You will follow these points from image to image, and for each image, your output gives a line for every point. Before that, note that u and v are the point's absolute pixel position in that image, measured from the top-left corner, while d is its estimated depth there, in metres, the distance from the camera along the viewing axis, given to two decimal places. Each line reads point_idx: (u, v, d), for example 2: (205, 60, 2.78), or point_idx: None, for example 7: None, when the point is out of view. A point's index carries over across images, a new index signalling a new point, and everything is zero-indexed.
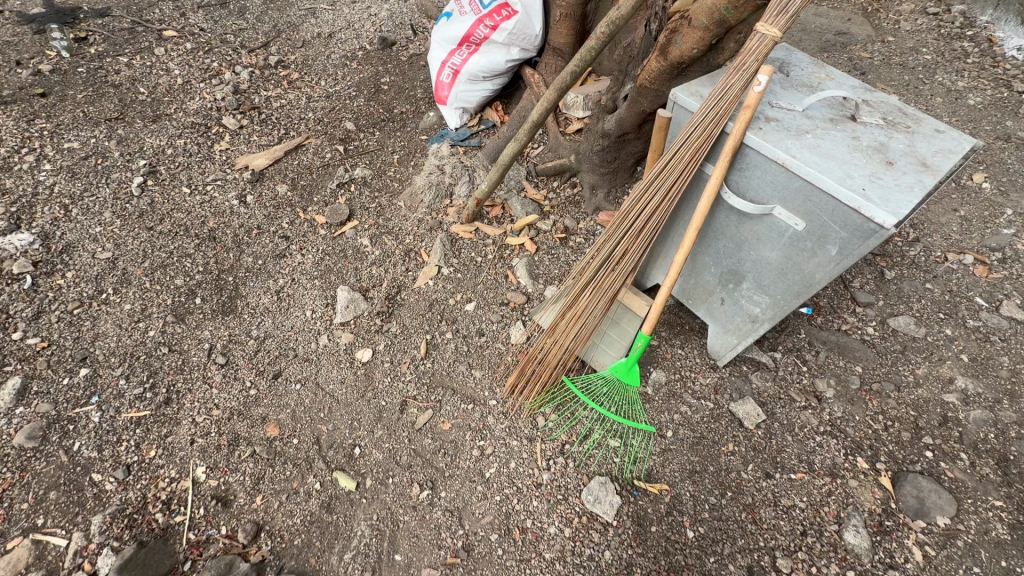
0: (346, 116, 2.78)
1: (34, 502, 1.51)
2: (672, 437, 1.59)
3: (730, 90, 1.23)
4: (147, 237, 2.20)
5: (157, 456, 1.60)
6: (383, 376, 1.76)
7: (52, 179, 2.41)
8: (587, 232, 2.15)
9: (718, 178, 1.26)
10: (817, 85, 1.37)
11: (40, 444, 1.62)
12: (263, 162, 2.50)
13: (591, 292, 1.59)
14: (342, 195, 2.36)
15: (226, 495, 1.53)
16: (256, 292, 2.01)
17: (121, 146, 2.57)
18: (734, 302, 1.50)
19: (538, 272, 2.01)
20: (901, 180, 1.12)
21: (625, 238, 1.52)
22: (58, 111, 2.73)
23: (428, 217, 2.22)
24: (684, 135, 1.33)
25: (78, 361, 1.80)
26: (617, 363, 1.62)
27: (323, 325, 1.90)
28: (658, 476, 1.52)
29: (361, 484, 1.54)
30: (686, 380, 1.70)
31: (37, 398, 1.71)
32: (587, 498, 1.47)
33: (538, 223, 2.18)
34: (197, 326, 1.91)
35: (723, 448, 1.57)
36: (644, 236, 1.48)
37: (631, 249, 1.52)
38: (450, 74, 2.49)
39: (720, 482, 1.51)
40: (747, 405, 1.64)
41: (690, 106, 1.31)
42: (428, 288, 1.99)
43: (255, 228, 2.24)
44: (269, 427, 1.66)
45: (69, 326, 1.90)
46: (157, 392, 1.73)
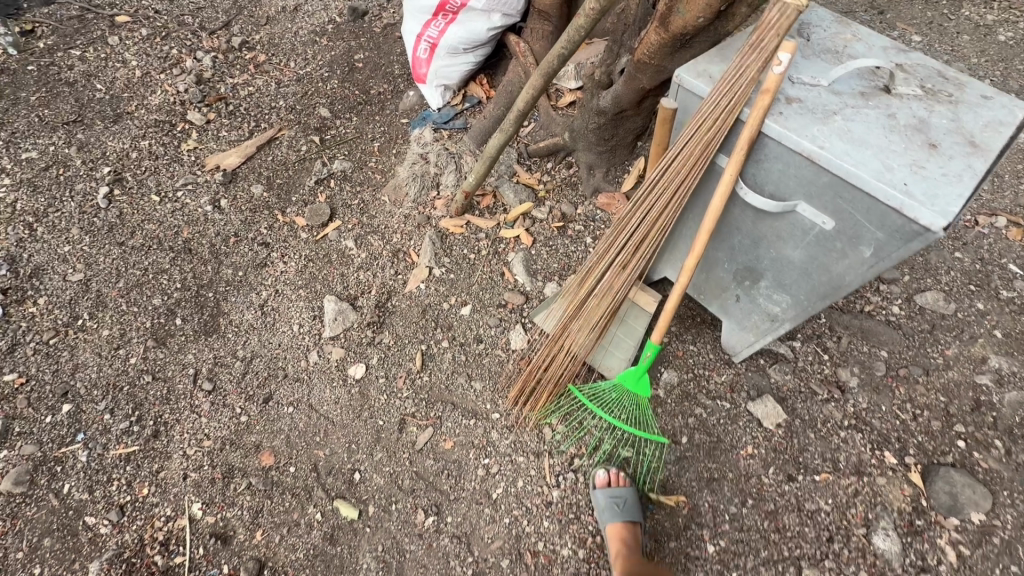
0: (319, 101, 2.57)
1: (28, 551, 1.47)
2: (687, 443, 1.49)
3: (748, 71, 1.05)
4: (119, 253, 2.07)
5: (151, 494, 1.54)
6: (378, 394, 1.66)
7: (12, 195, 2.26)
8: (587, 218, 2.00)
9: (732, 176, 1.11)
10: (842, 50, 1.19)
11: (29, 488, 1.56)
12: (235, 161, 2.33)
13: (595, 297, 1.48)
14: (321, 192, 2.20)
15: (225, 532, 1.47)
16: (238, 308, 1.89)
17: (82, 153, 2.40)
18: (750, 299, 1.37)
19: (536, 268, 1.87)
20: (947, 166, 0.96)
21: (631, 239, 1.38)
22: (11, 118, 2.54)
23: (414, 212, 2.06)
24: (694, 123, 1.16)
25: (59, 397, 1.71)
26: (626, 371, 1.51)
27: (311, 340, 1.79)
28: (674, 487, 1.44)
29: (363, 512, 1.47)
30: (700, 379, 1.59)
31: (20, 439, 1.64)
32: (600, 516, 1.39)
33: (533, 210, 2.03)
34: (179, 350, 1.80)
35: (742, 452, 1.48)
36: (652, 238, 1.34)
37: (638, 251, 1.39)
38: (427, 48, 2.26)
39: (741, 489, 1.43)
40: (767, 403, 1.54)
41: (698, 90, 1.13)
42: (420, 292, 1.87)
43: (233, 236, 2.10)
44: (264, 456, 1.59)
45: (45, 358, 1.80)
46: (144, 425, 1.65)
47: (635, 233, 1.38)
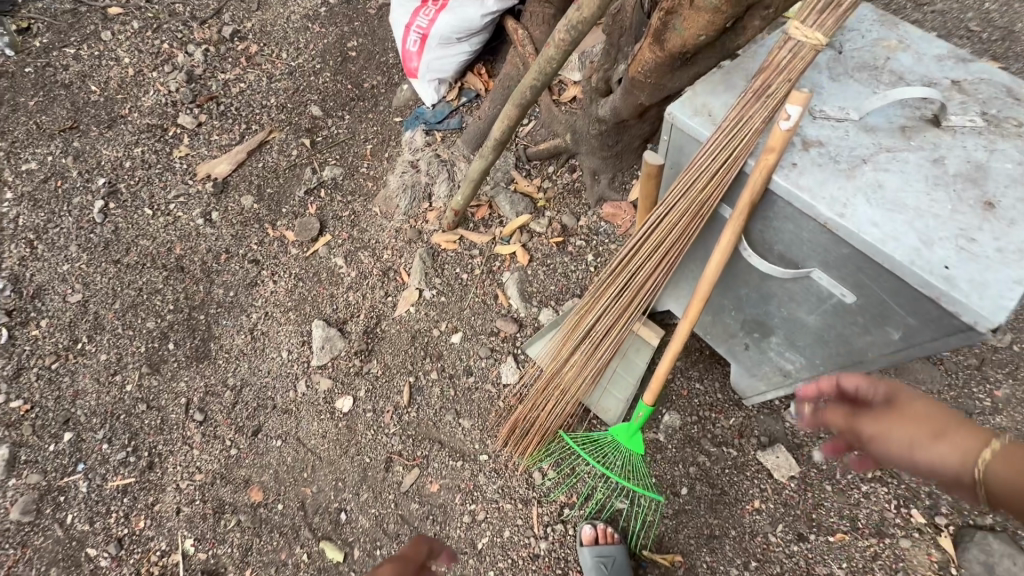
0: (311, 97, 2.43)
1: None
2: (687, 495, 1.38)
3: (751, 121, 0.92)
4: (115, 272, 2.05)
5: (146, 528, 1.56)
6: (366, 429, 1.61)
7: (15, 210, 2.27)
8: (589, 231, 1.83)
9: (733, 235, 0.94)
10: (882, 64, 0.96)
11: (36, 517, 1.61)
12: (226, 169, 2.25)
13: (586, 344, 1.34)
14: (311, 203, 2.10)
15: (217, 569, 1.49)
16: (229, 332, 1.86)
17: (79, 163, 2.37)
18: (760, 350, 1.21)
19: (531, 290, 1.74)
20: (1006, 236, 0.77)
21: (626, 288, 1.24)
22: (12, 126, 2.52)
23: (405, 226, 1.94)
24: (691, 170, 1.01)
25: (61, 425, 1.75)
26: (618, 426, 1.39)
27: (300, 368, 1.75)
28: (670, 544, 1.34)
29: (348, 555, 1.46)
30: (705, 423, 1.46)
31: (27, 467, 1.68)
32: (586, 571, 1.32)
33: (531, 223, 1.87)
34: (172, 377, 1.79)
35: (747, 507, 1.36)
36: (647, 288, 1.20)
37: (631, 300, 1.24)
38: (417, 40, 2.07)
39: (744, 549, 1.32)
40: (779, 453, 1.39)
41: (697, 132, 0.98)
42: (409, 316, 1.77)
43: (224, 251, 2.05)
44: (253, 491, 1.58)
45: (47, 384, 1.83)
46: (140, 456, 1.67)
47: (630, 282, 1.23)
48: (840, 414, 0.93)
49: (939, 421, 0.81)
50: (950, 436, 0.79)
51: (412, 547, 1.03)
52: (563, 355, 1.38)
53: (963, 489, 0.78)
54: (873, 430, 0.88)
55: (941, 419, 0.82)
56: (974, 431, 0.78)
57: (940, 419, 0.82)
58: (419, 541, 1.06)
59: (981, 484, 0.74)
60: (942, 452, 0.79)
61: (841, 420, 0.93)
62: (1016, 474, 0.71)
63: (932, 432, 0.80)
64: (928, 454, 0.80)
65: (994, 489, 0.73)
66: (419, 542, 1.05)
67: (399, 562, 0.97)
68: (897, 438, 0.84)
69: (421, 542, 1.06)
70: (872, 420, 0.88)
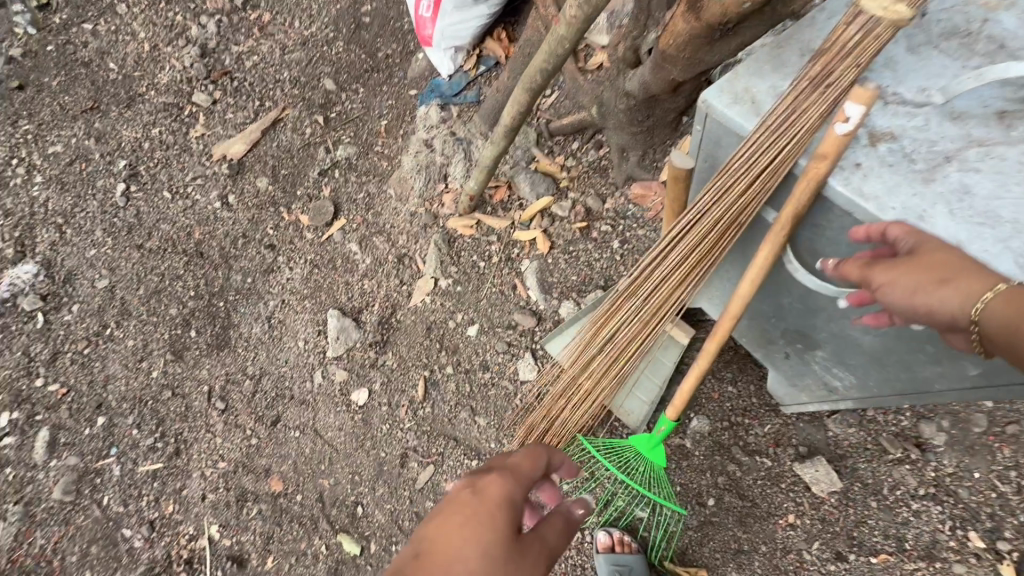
0: (324, 70, 2.31)
1: (80, 556, 1.62)
2: (714, 506, 1.30)
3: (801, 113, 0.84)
4: (138, 257, 2.07)
5: (175, 512, 1.61)
6: (381, 423, 1.59)
7: (45, 194, 2.31)
8: (616, 214, 1.69)
9: (779, 239, 0.86)
10: (977, 29, 0.82)
11: (76, 497, 1.70)
12: (240, 149, 2.19)
13: (604, 354, 1.22)
14: (325, 184, 2.03)
15: (241, 555, 1.53)
16: (248, 320, 1.85)
17: (101, 144, 2.37)
18: (801, 361, 1.10)
19: (551, 280, 1.64)
20: None
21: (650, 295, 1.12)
22: (37, 107, 2.54)
23: (420, 210, 1.85)
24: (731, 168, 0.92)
25: (95, 409, 1.81)
26: (638, 434, 1.27)
27: (316, 359, 1.72)
28: (694, 557, 1.29)
29: (366, 548, 1.47)
30: (737, 429, 1.35)
31: (66, 449, 1.76)
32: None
33: (552, 206, 1.74)
34: (195, 364, 1.81)
35: (779, 521, 1.27)
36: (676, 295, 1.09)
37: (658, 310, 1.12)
38: (429, 3, 1.91)
39: (774, 565, 1.25)
40: (818, 465, 1.28)
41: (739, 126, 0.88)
42: (424, 307, 1.71)
43: (241, 236, 2.02)
44: (273, 481, 1.60)
45: (81, 369, 1.89)
46: (167, 442, 1.71)
47: (654, 289, 1.11)
48: (854, 263, 0.78)
49: (952, 266, 0.69)
50: (960, 279, 0.69)
51: (526, 458, 0.80)
52: (578, 365, 1.26)
53: (957, 332, 0.72)
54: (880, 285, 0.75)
55: (953, 259, 0.70)
56: (986, 276, 0.68)
57: (952, 262, 0.70)
58: (538, 449, 0.82)
59: (977, 326, 0.68)
60: (947, 299, 0.69)
61: (847, 272, 0.79)
62: (1016, 316, 0.64)
63: (943, 281, 0.69)
64: (928, 306, 0.71)
65: (994, 336, 0.67)
66: (537, 455, 0.82)
67: (506, 477, 0.75)
68: (903, 289, 0.72)
69: (538, 451, 0.82)
70: (881, 268, 0.74)
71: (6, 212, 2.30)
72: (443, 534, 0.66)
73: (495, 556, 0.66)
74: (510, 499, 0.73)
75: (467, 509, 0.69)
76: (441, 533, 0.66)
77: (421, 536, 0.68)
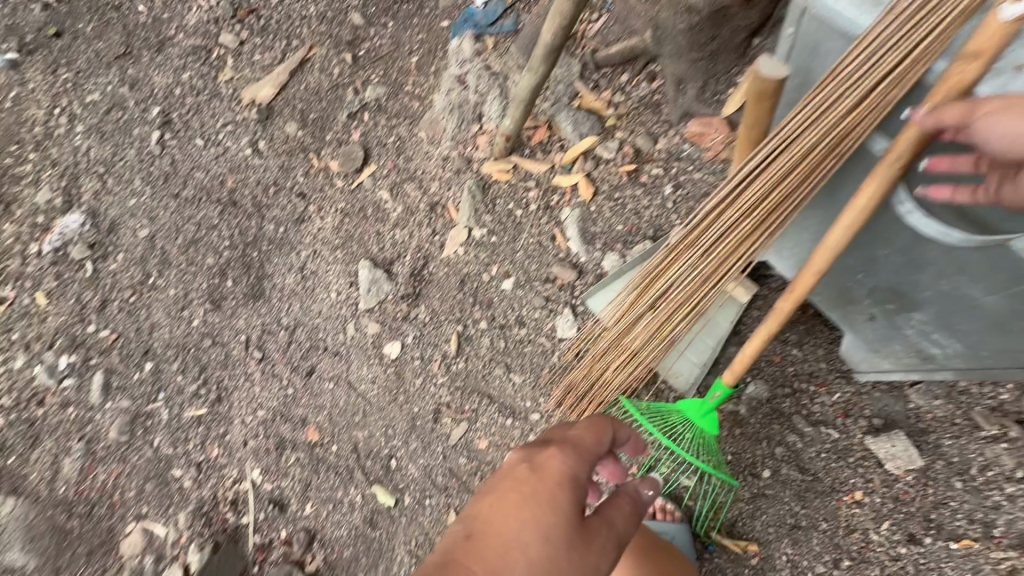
0: (352, 3, 2.15)
1: (137, 492, 1.71)
2: (769, 478, 1.19)
3: None
4: (175, 206, 2.06)
5: (220, 455, 1.66)
6: (414, 377, 1.54)
7: (86, 143, 2.32)
8: (669, 156, 1.51)
9: (898, 162, 0.78)
10: None
11: (130, 437, 1.78)
12: (269, 93, 2.10)
13: (661, 304, 1.09)
14: (355, 128, 1.92)
15: (281, 500, 1.56)
16: (281, 271, 1.82)
17: (135, 92, 2.33)
18: (895, 327, 1.03)
19: (594, 230, 1.50)
20: None
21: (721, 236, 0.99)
22: (74, 54, 2.52)
23: (453, 153, 1.72)
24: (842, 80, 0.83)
25: (142, 355, 1.86)
26: (688, 400, 1.16)
27: (348, 311, 1.68)
28: (743, 531, 1.18)
29: (399, 501, 1.46)
30: (801, 397, 1.21)
31: (118, 392, 1.83)
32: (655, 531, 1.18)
33: (597, 147, 1.57)
34: (232, 314, 1.81)
35: (844, 498, 1.15)
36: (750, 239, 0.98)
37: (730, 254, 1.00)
38: None
39: (835, 545, 1.13)
40: (895, 440, 1.14)
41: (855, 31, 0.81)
42: (458, 258, 1.61)
43: (272, 184, 1.96)
44: (310, 431, 1.60)
45: (128, 316, 1.94)
46: (210, 389, 1.74)
47: (727, 230, 0.98)
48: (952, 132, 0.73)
49: None
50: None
51: (589, 432, 0.73)
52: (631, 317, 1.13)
53: None
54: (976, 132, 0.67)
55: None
56: None
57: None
58: (599, 423, 0.74)
59: None
60: None
61: (936, 122, 0.71)
62: None
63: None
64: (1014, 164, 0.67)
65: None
66: (601, 427, 0.74)
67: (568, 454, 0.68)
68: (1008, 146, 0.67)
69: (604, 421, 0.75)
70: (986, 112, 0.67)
71: (53, 162, 2.35)
72: (500, 514, 0.61)
73: (556, 539, 0.61)
74: (575, 477, 0.67)
75: (525, 488, 0.63)
76: (496, 511, 0.62)
77: (476, 511, 0.64)
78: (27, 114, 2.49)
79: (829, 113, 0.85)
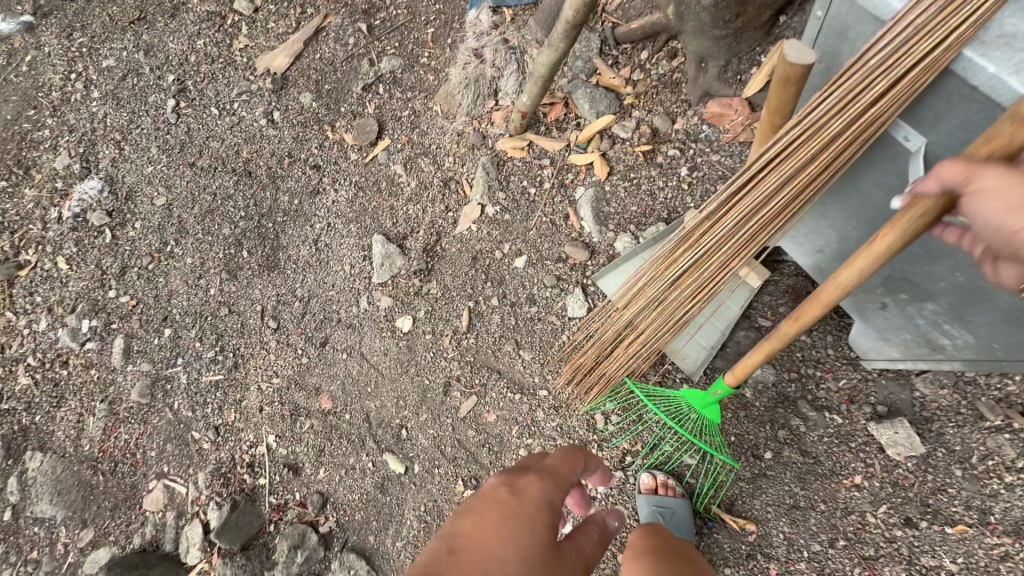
0: None
1: (158, 452, 1.78)
2: (771, 460, 1.21)
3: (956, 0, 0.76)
4: (191, 175, 2.08)
5: (236, 420, 1.72)
6: (425, 351, 1.57)
7: (103, 110, 2.33)
8: (686, 137, 1.49)
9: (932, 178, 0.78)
10: None
11: (151, 400, 1.84)
12: (284, 62, 2.09)
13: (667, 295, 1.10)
14: (369, 100, 1.91)
15: (296, 464, 1.62)
16: (296, 243, 1.84)
17: (150, 58, 2.32)
18: (905, 316, 1.04)
19: (608, 210, 1.49)
20: None
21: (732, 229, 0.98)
22: (88, 18, 2.50)
23: (468, 128, 1.71)
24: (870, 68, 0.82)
25: (162, 321, 1.91)
26: (693, 390, 1.24)
27: (361, 284, 1.71)
28: (743, 509, 1.22)
29: (409, 469, 1.51)
30: (807, 382, 1.23)
31: (139, 356, 1.89)
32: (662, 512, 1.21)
33: (613, 126, 1.55)
34: (248, 284, 1.85)
35: (844, 481, 1.17)
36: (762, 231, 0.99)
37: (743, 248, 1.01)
38: None
39: (832, 525, 1.16)
40: (898, 426, 1.15)
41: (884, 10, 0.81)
42: (471, 235, 1.62)
43: (287, 155, 1.97)
44: (323, 399, 1.65)
45: (147, 283, 1.98)
46: (226, 355, 1.79)
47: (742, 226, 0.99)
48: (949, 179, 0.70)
49: None
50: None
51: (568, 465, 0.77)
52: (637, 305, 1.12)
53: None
54: (969, 195, 0.68)
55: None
56: None
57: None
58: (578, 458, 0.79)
59: None
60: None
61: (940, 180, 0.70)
62: None
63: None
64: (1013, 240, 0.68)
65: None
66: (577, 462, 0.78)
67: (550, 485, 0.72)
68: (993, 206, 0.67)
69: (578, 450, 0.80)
70: (991, 173, 0.66)
71: (71, 128, 2.37)
72: (479, 531, 0.60)
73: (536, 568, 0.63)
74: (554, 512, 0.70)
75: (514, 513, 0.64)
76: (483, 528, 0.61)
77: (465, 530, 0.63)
78: (43, 79, 2.50)
79: (851, 105, 0.84)
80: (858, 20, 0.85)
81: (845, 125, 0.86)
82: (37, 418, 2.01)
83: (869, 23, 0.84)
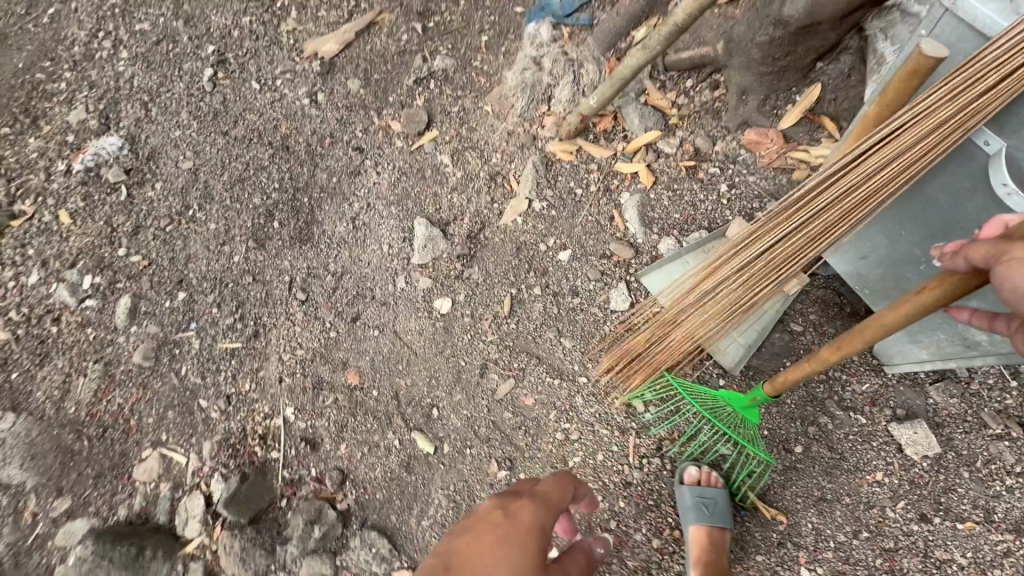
0: None
1: (157, 419, 1.68)
2: (801, 454, 1.30)
3: None
4: (223, 143, 2.05)
5: (251, 390, 1.66)
6: (462, 333, 1.59)
7: (130, 70, 2.28)
8: (725, 158, 1.63)
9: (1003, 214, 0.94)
10: None
11: (155, 364, 1.74)
12: (333, 48, 2.13)
13: (754, 263, 1.22)
14: (419, 93, 1.97)
15: (314, 439, 1.57)
16: (332, 219, 1.84)
17: (189, 27, 2.31)
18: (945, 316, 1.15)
19: (652, 215, 1.60)
20: None
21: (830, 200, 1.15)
22: None
23: (519, 129, 1.80)
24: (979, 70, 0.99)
25: (176, 285, 1.83)
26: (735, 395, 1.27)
27: (399, 264, 1.72)
28: (774, 500, 1.30)
29: (438, 449, 1.50)
30: (834, 385, 1.33)
31: (146, 317, 1.80)
32: (707, 504, 1.25)
33: (660, 141, 1.68)
34: (276, 255, 1.82)
35: (866, 477, 1.27)
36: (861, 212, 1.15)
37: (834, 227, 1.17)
38: None
39: (856, 518, 1.25)
40: (915, 428, 1.27)
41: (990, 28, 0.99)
42: (515, 227, 1.68)
43: (328, 136, 1.98)
44: (350, 374, 1.62)
45: (163, 245, 1.91)
46: (246, 324, 1.74)
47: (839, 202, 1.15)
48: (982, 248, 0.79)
49: None
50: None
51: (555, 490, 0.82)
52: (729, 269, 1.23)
53: None
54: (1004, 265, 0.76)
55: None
56: None
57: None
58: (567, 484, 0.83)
59: None
60: None
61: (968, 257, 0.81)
62: None
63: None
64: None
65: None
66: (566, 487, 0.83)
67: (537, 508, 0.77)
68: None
69: (569, 480, 0.84)
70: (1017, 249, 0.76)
71: (91, 84, 2.30)
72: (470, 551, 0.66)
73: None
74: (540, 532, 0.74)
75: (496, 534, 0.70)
76: (470, 551, 0.65)
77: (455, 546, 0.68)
78: (66, 32, 2.43)
79: (962, 95, 1.02)
80: (958, 38, 1.03)
81: (952, 116, 1.03)
82: (13, 377, 1.86)
83: (973, 39, 1.02)
